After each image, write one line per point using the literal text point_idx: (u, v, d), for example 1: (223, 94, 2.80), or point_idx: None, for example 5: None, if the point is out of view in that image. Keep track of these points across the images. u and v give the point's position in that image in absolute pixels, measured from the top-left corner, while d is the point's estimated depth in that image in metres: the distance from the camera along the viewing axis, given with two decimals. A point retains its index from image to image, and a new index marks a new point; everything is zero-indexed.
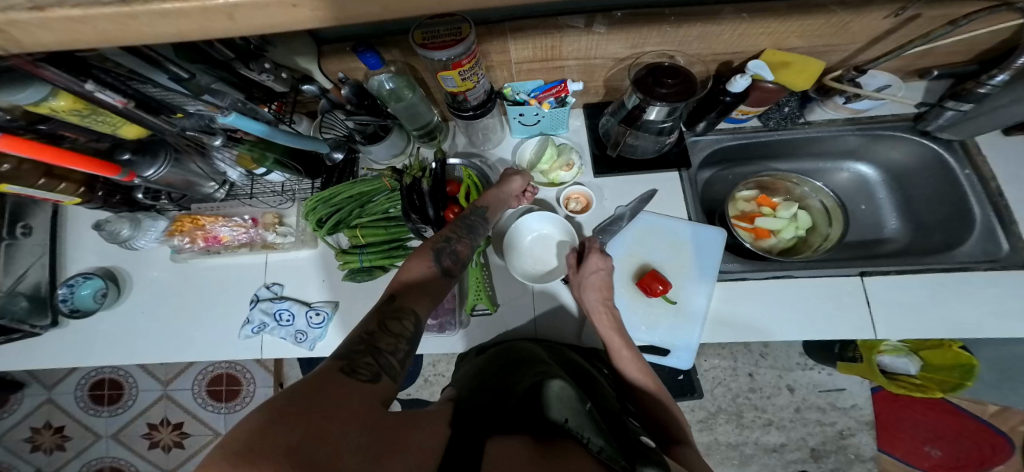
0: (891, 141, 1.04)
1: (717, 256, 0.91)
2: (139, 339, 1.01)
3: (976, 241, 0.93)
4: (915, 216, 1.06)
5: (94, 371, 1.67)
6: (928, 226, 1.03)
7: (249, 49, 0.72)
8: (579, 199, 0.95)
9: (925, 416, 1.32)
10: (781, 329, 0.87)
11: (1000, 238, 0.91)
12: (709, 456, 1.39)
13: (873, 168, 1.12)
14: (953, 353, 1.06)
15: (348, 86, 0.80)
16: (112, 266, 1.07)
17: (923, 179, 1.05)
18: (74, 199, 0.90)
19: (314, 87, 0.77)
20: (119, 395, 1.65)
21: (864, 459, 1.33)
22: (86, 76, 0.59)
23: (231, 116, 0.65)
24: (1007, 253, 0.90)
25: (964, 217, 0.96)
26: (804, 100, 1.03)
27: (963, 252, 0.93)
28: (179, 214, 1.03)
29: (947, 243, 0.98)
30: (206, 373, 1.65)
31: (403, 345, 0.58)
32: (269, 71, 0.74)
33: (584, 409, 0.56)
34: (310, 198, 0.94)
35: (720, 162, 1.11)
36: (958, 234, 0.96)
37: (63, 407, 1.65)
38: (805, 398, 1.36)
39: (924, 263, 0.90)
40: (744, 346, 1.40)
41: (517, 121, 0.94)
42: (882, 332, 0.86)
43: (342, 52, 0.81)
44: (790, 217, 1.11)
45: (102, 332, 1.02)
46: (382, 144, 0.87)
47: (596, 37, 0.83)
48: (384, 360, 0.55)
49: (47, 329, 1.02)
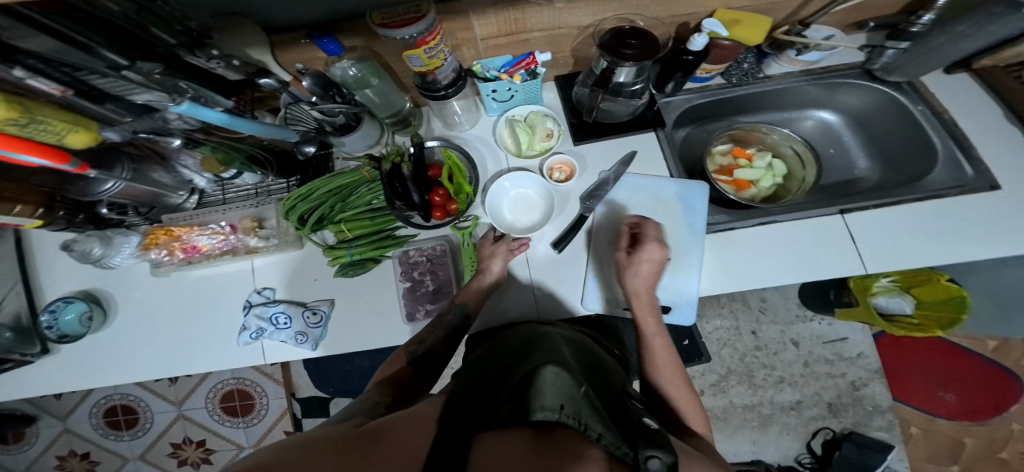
0: (847, 88, 1.02)
1: (705, 208, 0.89)
2: (141, 353, 0.98)
3: (942, 169, 0.91)
4: (886, 153, 1.05)
5: (104, 399, 1.63)
6: (898, 161, 1.02)
7: (192, 36, 0.66)
8: (563, 168, 0.92)
9: (932, 361, 1.36)
10: (775, 276, 0.85)
11: (964, 165, 0.89)
12: (728, 419, 1.38)
13: (836, 113, 1.10)
14: (942, 286, 1.06)
15: (309, 77, 0.72)
16: (95, 290, 1.03)
17: (886, 118, 1.02)
18: (34, 222, 0.84)
19: (271, 80, 0.72)
20: (135, 419, 1.63)
21: (882, 410, 1.34)
22: (12, 62, 0.53)
23: (184, 105, 0.62)
24: (973, 176, 0.88)
25: (926, 151, 0.95)
26: (760, 54, 0.99)
27: (933, 180, 0.90)
28: (150, 227, 1.00)
29: (916, 174, 0.96)
30: (217, 391, 1.63)
31: (382, 407, 0.65)
32: (218, 58, 0.68)
33: (579, 393, 0.54)
34: (288, 197, 0.90)
35: (693, 121, 1.07)
36: (925, 165, 0.95)
37: (81, 434, 1.63)
38: (811, 351, 1.39)
39: (897, 194, 0.88)
40: (744, 303, 1.44)
41: (490, 99, 0.89)
42: (872, 266, 0.84)
43: (297, 41, 0.76)
44: (767, 165, 1.10)
45: (99, 353, 0.99)
46: (354, 134, 0.80)
47: (557, 11, 0.79)
48: (362, 415, 0.62)
49: (40, 357, 0.98)
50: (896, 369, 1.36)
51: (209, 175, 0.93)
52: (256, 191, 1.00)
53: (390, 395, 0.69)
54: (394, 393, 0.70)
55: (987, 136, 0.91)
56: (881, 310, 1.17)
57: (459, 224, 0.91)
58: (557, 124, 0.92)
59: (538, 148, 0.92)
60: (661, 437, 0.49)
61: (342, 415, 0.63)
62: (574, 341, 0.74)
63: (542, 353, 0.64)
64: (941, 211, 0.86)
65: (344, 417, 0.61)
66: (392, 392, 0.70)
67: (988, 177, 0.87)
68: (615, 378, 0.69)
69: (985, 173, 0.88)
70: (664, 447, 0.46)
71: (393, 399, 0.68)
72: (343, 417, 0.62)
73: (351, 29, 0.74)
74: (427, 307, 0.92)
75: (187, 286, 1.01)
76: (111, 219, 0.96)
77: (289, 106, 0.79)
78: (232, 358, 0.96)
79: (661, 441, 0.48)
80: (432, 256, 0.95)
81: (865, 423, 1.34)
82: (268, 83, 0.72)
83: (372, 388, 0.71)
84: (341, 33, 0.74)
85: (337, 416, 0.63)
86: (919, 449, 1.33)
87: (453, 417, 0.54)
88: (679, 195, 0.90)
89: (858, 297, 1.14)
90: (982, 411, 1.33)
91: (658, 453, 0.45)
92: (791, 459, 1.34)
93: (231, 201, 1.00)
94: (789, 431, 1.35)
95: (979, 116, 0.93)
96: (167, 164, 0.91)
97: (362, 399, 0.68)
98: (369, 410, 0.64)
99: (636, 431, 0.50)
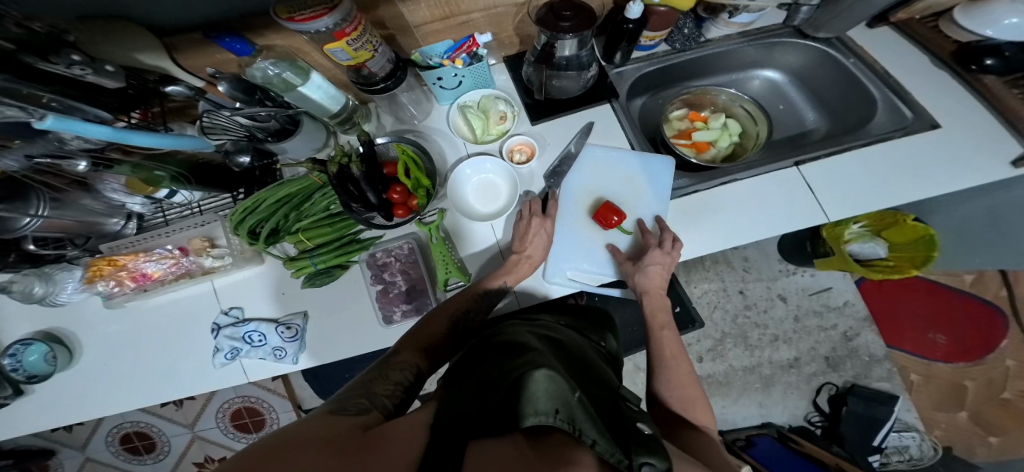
0: (784, 47, 1.01)
1: (669, 179, 0.86)
2: (134, 381, 0.93)
3: (883, 115, 0.90)
4: (829, 103, 1.04)
5: (116, 427, 1.54)
6: (842, 108, 1.01)
7: (42, 40, 0.55)
8: (523, 149, 0.88)
9: (920, 302, 1.37)
10: (744, 234, 0.83)
11: (904, 109, 0.88)
12: (731, 382, 1.42)
13: (780, 71, 1.08)
14: (911, 227, 1.09)
15: (225, 81, 0.67)
16: (51, 327, 0.95)
17: (823, 71, 1.01)
18: None
19: (180, 87, 0.67)
20: (152, 444, 1.55)
21: (880, 359, 1.38)
22: None
23: (47, 120, 0.50)
24: (913, 120, 0.87)
25: (867, 100, 0.94)
26: (698, 19, 0.96)
27: (875, 127, 0.90)
28: (91, 259, 0.91)
29: (862, 120, 0.95)
30: (226, 410, 1.52)
31: (399, 392, 0.63)
32: (82, 64, 0.57)
33: (574, 397, 0.49)
34: (234, 211, 0.84)
35: (647, 90, 1.04)
36: (867, 111, 0.94)
37: (103, 461, 1.56)
38: (799, 305, 1.42)
39: (848, 141, 0.87)
40: (727, 264, 1.45)
41: (438, 88, 0.83)
42: (832, 213, 0.83)
43: (198, 41, 0.67)
44: (722, 126, 1.05)
45: (81, 388, 0.93)
46: (295, 138, 0.74)
47: None
48: (379, 409, 0.58)
49: (14, 399, 0.91)
50: (882, 313, 1.39)
51: (141, 196, 0.84)
52: (199, 209, 0.93)
53: (412, 372, 0.68)
54: (417, 369, 0.68)
55: (923, 82, 0.90)
56: (856, 257, 1.15)
57: (425, 219, 0.85)
58: (511, 105, 0.87)
59: (494, 132, 0.87)
60: (655, 443, 0.47)
61: (349, 399, 0.59)
62: (560, 342, 0.71)
63: (531, 351, 0.59)
64: (906, 153, 0.84)
65: (356, 406, 0.57)
66: (414, 369, 0.68)
67: (927, 117, 0.86)
68: (602, 372, 0.67)
69: (923, 114, 0.87)
70: (659, 454, 0.44)
71: (414, 378, 0.67)
72: (355, 406, 0.57)
73: (257, 27, 0.66)
74: (403, 307, 0.87)
75: (160, 320, 0.95)
76: (47, 254, 0.89)
77: (206, 114, 0.71)
78: (213, 381, 0.92)
79: (655, 447, 0.46)
80: (401, 256, 0.89)
81: (865, 374, 1.38)
82: (177, 91, 0.67)
83: (401, 352, 0.70)
84: (248, 32, 0.67)
85: (343, 401, 0.58)
86: (925, 397, 1.35)
87: (445, 428, 0.50)
88: (647, 164, 0.87)
89: (831, 247, 1.16)
90: (976, 351, 1.31)
91: (651, 460, 0.44)
92: (801, 419, 1.38)
93: (175, 222, 0.93)
94: (792, 389, 1.40)
95: (907, 64, 0.92)
96: (92, 190, 0.83)
97: (379, 375, 0.65)
98: (384, 400, 0.60)
99: (630, 435, 0.48)
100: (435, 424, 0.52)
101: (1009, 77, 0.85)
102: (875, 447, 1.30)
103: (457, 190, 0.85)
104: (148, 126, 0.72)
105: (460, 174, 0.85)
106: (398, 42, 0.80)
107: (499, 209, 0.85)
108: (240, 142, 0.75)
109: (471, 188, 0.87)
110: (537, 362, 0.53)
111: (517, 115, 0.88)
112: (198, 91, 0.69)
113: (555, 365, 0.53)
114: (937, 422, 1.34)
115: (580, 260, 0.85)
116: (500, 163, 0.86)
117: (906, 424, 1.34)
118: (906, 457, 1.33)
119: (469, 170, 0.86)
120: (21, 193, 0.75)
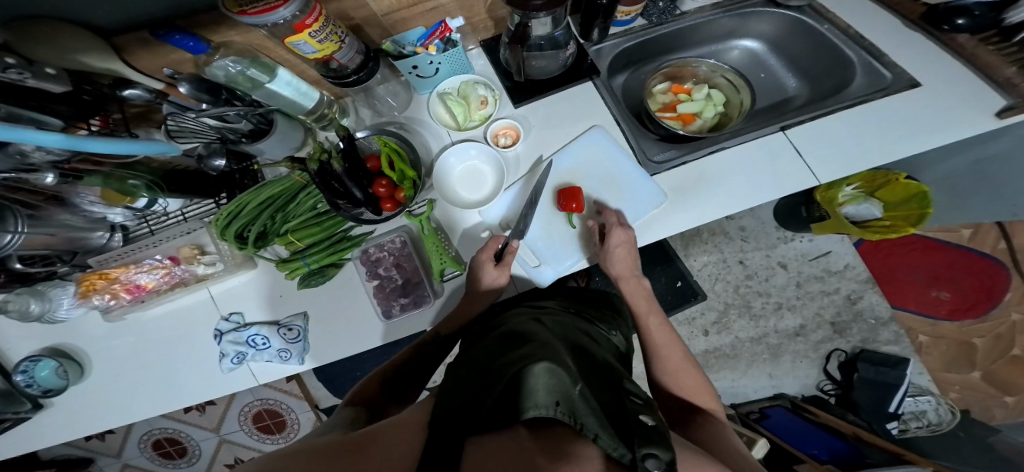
0: (759, 15, 0.99)
1: (646, 212, 0.82)
2: (140, 391, 0.94)
3: (862, 77, 0.89)
4: (808, 66, 1.01)
5: (146, 433, 1.56)
6: (822, 72, 0.98)
7: None
8: (508, 132, 0.87)
9: (919, 262, 1.37)
10: (729, 203, 0.82)
11: (881, 69, 0.87)
12: (739, 354, 1.42)
13: (758, 40, 1.06)
14: (902, 185, 1.07)
15: (185, 82, 0.62)
16: (57, 343, 0.95)
17: (799, 38, 0.99)
18: None
19: (137, 90, 0.64)
20: (184, 449, 1.56)
21: (885, 321, 1.38)
22: None
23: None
24: (891, 79, 0.85)
25: (843, 64, 0.93)
26: None
27: (853, 90, 0.88)
28: (81, 273, 0.90)
29: (839, 84, 0.94)
30: (247, 412, 1.54)
31: (361, 421, 0.63)
32: (18, 68, 0.53)
33: (575, 390, 0.50)
34: (218, 216, 0.83)
35: (629, 65, 1.02)
36: (846, 75, 0.92)
37: (140, 466, 1.58)
38: (800, 271, 1.42)
39: (829, 105, 0.85)
40: (724, 235, 1.44)
41: (414, 77, 0.81)
42: (823, 175, 0.82)
43: (146, 41, 0.63)
44: (705, 96, 1.03)
45: (95, 400, 0.95)
46: (271, 137, 0.73)
47: None
48: (342, 428, 0.58)
49: (34, 412, 0.94)
50: (882, 274, 1.39)
51: (120, 208, 0.84)
52: (184, 216, 0.92)
53: (364, 411, 0.66)
54: (365, 409, 0.66)
55: (897, 41, 0.88)
56: (852, 219, 1.17)
57: (413, 212, 0.85)
58: (491, 88, 0.87)
59: (477, 118, 0.86)
60: (657, 434, 0.47)
61: (317, 429, 0.58)
62: (569, 331, 0.71)
63: (532, 343, 0.60)
64: (881, 115, 0.83)
65: (323, 432, 0.57)
66: (365, 408, 0.66)
67: (906, 77, 0.84)
68: (608, 363, 0.67)
69: (901, 74, 0.85)
70: (661, 443, 0.45)
71: (369, 413, 0.66)
72: (321, 432, 0.57)
73: (208, 23, 0.63)
74: (401, 301, 0.87)
75: (164, 333, 0.94)
76: (37, 273, 0.88)
77: (170, 118, 0.67)
78: (221, 387, 0.93)
79: (657, 437, 0.47)
80: (393, 250, 0.88)
81: (873, 338, 1.38)
82: (135, 94, 0.64)
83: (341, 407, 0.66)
84: (200, 29, 0.63)
85: (314, 431, 0.58)
86: (935, 359, 1.36)
87: (445, 418, 0.50)
88: (634, 173, 0.84)
89: (827, 210, 1.14)
90: (980, 304, 1.33)
91: (654, 450, 0.44)
92: (813, 388, 1.39)
93: (160, 231, 0.92)
94: (801, 358, 1.41)
95: (878, 25, 0.90)
96: (68, 204, 0.85)
97: (335, 414, 0.64)
98: (348, 423, 0.60)
99: (631, 426, 0.49)
100: (435, 413, 0.52)
101: (982, 35, 0.82)
102: (892, 413, 1.28)
103: (445, 169, 0.85)
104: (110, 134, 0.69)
105: (448, 156, 0.84)
106: (364, 32, 0.77)
107: (485, 193, 0.85)
108: (211, 146, 0.76)
109: (457, 171, 0.86)
110: (538, 356, 0.54)
111: (498, 99, 0.87)
112: (159, 95, 0.67)
113: (558, 359, 0.54)
114: (951, 384, 1.34)
115: (542, 258, 0.84)
116: (487, 148, 0.85)
117: (920, 388, 1.34)
118: (925, 423, 1.31)
119: (459, 153, 0.85)
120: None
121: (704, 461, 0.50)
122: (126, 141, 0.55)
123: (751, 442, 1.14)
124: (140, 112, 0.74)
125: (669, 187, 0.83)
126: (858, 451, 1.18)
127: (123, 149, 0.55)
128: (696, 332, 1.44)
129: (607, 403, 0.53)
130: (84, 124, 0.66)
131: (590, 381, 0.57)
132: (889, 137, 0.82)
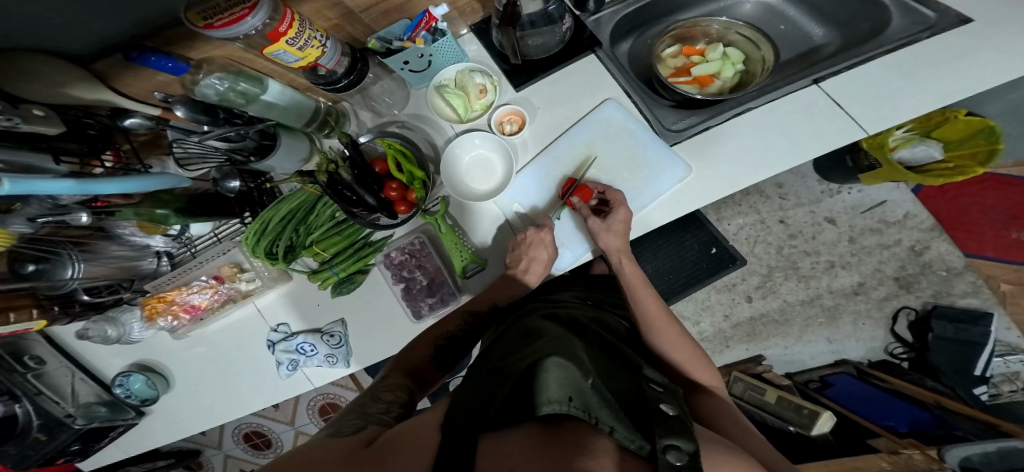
0: None
1: (671, 186, 0.77)
2: (213, 397, 1.02)
3: (903, 16, 0.78)
4: (834, 10, 0.90)
5: (238, 426, 1.68)
6: (853, 15, 0.87)
7: None
8: (512, 118, 0.84)
9: (992, 202, 1.25)
10: (763, 168, 0.75)
11: (922, 8, 0.76)
12: (789, 319, 1.34)
13: None
14: (963, 123, 0.96)
15: (180, 104, 0.65)
16: (144, 358, 1.04)
17: None
18: (40, 323, 0.88)
19: (135, 118, 0.68)
20: (269, 440, 1.67)
21: (959, 271, 1.26)
22: None
23: (8, 185, 0.50)
24: (936, 17, 0.75)
25: (875, 6, 0.82)
26: None
27: (895, 31, 0.78)
28: (143, 297, 0.96)
29: (876, 27, 0.83)
30: (313, 406, 1.59)
31: (395, 408, 0.60)
32: (7, 114, 0.53)
33: (587, 384, 0.47)
34: (247, 234, 0.86)
35: (631, 32, 0.95)
36: (880, 16, 0.82)
37: (240, 457, 1.73)
38: (852, 225, 1.31)
39: (867, 50, 0.76)
40: (761, 195, 1.36)
41: (406, 72, 0.79)
42: (869, 125, 0.73)
43: (122, 66, 0.64)
44: (721, 56, 0.94)
45: (177, 408, 1.04)
46: (277, 152, 0.76)
47: None
48: (377, 423, 0.55)
49: (140, 418, 1.05)
50: (949, 218, 1.26)
51: (159, 235, 0.91)
52: (217, 237, 0.96)
53: (403, 389, 0.65)
54: (408, 387, 0.66)
55: None
56: (907, 164, 1.04)
57: (428, 210, 0.84)
58: (488, 76, 0.83)
59: (478, 107, 0.84)
60: (680, 423, 0.45)
61: (344, 420, 0.55)
62: (581, 324, 0.67)
63: (545, 337, 0.57)
64: (939, 54, 0.73)
65: (352, 426, 0.53)
66: (408, 385, 0.66)
67: (954, 13, 0.74)
68: (617, 350, 0.63)
69: (946, 11, 0.75)
70: (683, 434, 0.42)
71: (408, 396, 0.64)
72: (352, 426, 0.53)
73: (180, 40, 0.63)
74: (429, 301, 0.87)
75: (226, 343, 1.01)
76: (107, 302, 0.93)
77: (175, 144, 0.73)
78: (283, 391, 0.98)
79: (681, 429, 0.44)
80: (414, 251, 0.87)
81: (946, 291, 1.26)
82: (136, 123, 0.69)
83: (391, 374, 0.68)
84: (173, 46, 0.63)
85: (340, 423, 0.54)
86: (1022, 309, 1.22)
87: (458, 413, 0.47)
88: (654, 145, 0.79)
89: (876, 157, 1.03)
90: None
91: (676, 442, 0.42)
92: (881, 352, 1.29)
93: (201, 252, 0.96)
94: (863, 318, 1.30)
95: None
96: (114, 236, 0.89)
97: (371, 397, 0.62)
98: (381, 416, 0.57)
99: (651, 418, 0.46)
100: (453, 405, 0.50)
101: None
102: (979, 376, 1.18)
103: (454, 157, 0.83)
104: (124, 166, 0.73)
105: (460, 141, 0.82)
106: (346, 31, 0.76)
107: (499, 181, 0.82)
108: (223, 167, 0.78)
109: (466, 159, 0.83)
110: (549, 351, 0.51)
111: (497, 84, 0.84)
112: (158, 121, 0.70)
113: (571, 352, 0.52)
114: None
115: (563, 242, 0.83)
116: (493, 137, 0.83)
117: (1009, 346, 1.21)
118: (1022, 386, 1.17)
119: (469, 141, 0.82)
120: (48, 251, 0.80)
121: (732, 451, 0.47)
122: (136, 179, 0.60)
123: (814, 414, 1.12)
124: (148, 139, 0.78)
125: (692, 158, 0.78)
126: (946, 422, 1.09)
127: (128, 189, 0.60)
128: (739, 299, 1.36)
129: (624, 394, 0.50)
130: (97, 160, 0.68)
131: (606, 371, 0.54)
132: (939, 79, 0.72)
